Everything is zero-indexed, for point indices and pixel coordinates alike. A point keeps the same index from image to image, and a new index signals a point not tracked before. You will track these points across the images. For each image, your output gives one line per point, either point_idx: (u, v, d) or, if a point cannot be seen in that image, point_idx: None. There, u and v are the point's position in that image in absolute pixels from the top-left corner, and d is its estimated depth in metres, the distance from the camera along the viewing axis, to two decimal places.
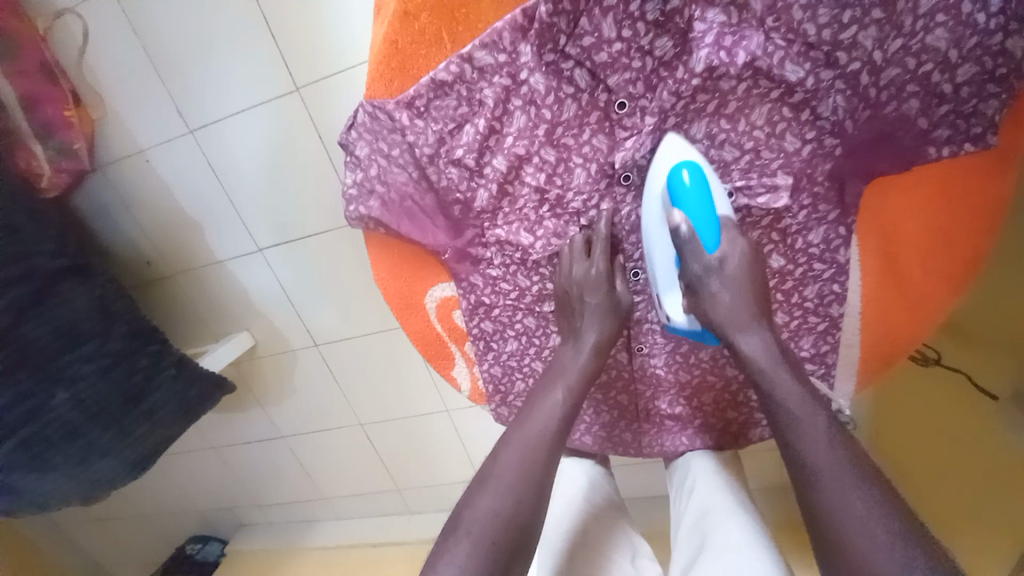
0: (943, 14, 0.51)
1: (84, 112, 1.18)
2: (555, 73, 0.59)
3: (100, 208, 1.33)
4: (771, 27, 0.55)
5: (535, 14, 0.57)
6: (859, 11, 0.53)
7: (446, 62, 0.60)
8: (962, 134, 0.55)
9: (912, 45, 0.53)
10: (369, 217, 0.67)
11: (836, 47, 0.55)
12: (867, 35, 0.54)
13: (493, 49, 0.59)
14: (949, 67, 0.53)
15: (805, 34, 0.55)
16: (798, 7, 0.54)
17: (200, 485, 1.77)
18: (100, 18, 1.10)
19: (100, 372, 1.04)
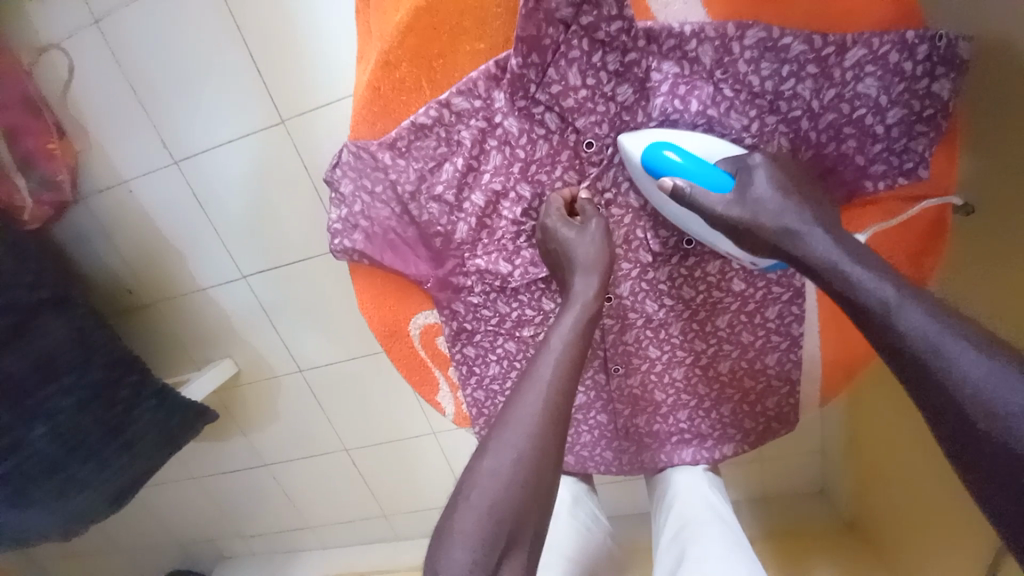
0: (872, 65, 0.57)
1: (67, 144, 1.19)
2: (527, 117, 0.63)
3: (82, 240, 1.34)
4: (720, 78, 0.60)
5: (506, 65, 0.61)
6: (796, 65, 0.58)
7: (426, 108, 0.64)
8: (895, 169, 0.61)
9: (845, 93, 0.59)
10: (353, 249, 0.70)
11: (779, 97, 0.60)
12: (804, 87, 0.59)
13: (469, 96, 0.63)
14: (880, 111, 0.59)
15: (750, 85, 0.60)
16: (743, 61, 0.59)
17: (181, 516, 1.73)
18: (86, 55, 1.13)
19: (78, 405, 1.04)
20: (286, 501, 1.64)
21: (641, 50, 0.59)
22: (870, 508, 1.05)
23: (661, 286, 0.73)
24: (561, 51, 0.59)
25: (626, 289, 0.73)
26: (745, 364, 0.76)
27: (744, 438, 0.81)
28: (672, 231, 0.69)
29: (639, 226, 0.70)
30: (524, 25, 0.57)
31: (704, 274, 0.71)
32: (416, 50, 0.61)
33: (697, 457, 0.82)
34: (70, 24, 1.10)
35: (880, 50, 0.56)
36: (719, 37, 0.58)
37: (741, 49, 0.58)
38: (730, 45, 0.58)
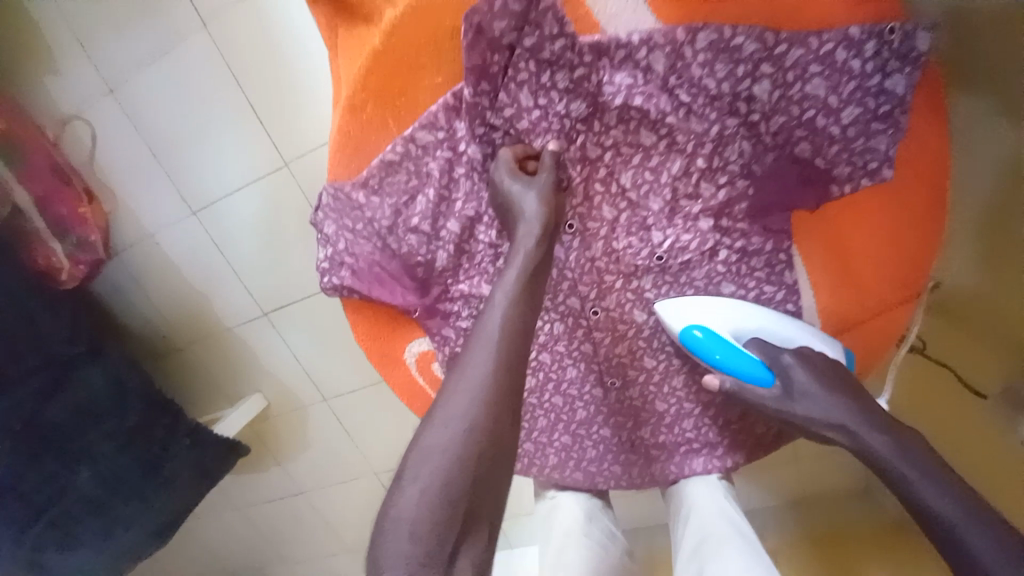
0: (816, 65, 0.56)
1: (96, 207, 1.29)
2: (488, 143, 0.65)
3: (117, 291, 1.44)
4: (675, 84, 0.59)
5: (462, 96, 0.63)
6: (750, 65, 0.57)
7: (392, 144, 0.66)
8: (860, 169, 0.60)
9: (793, 94, 0.58)
10: (342, 285, 0.72)
11: (737, 98, 0.59)
12: (762, 87, 0.58)
13: (431, 129, 0.65)
14: (831, 112, 0.58)
15: (707, 88, 0.59)
16: (696, 65, 0.58)
17: (229, 548, 1.81)
18: (104, 122, 1.22)
19: (119, 447, 1.11)
20: (323, 527, 1.69)
21: (589, 65, 0.60)
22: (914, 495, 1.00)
23: (648, 295, 0.72)
24: (510, 74, 0.60)
25: (612, 301, 0.73)
26: None
27: (757, 444, 0.78)
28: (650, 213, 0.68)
29: (616, 237, 0.70)
30: (470, 56, 0.59)
31: (692, 280, 0.70)
32: (378, 91, 0.63)
33: (708, 466, 0.80)
34: (88, 95, 1.20)
35: (822, 49, 0.56)
36: (669, 43, 0.57)
37: (694, 53, 0.57)
38: (682, 50, 0.57)
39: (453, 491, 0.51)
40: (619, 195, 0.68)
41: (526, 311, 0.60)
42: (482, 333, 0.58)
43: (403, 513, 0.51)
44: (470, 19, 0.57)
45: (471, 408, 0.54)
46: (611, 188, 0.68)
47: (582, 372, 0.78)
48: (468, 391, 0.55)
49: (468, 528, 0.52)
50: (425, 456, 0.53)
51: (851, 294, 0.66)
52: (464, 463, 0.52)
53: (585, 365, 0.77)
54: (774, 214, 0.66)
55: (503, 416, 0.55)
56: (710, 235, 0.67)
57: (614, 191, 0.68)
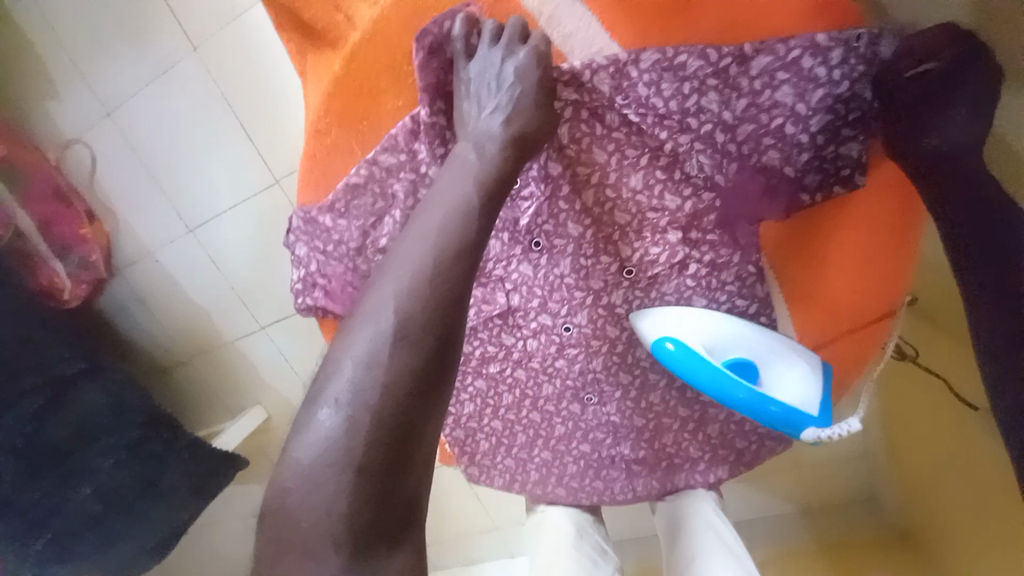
0: (783, 72, 0.56)
1: (98, 226, 1.33)
2: (450, 162, 0.63)
3: (120, 308, 1.47)
4: (623, 103, 0.59)
5: (420, 118, 0.62)
6: (696, 81, 0.57)
7: (356, 168, 0.66)
8: (832, 175, 0.60)
9: (762, 102, 0.57)
10: (317, 306, 0.73)
11: (686, 114, 0.59)
12: (710, 99, 0.58)
13: (393, 151, 0.64)
14: (800, 119, 0.58)
15: (655, 107, 0.59)
16: (642, 84, 0.58)
17: (235, 559, 1.83)
18: (101, 146, 1.26)
19: (118, 463, 1.13)
20: None
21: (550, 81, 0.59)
22: (914, 501, 0.98)
23: (619, 310, 0.71)
24: None
25: (585, 318, 0.71)
26: None
27: (738, 458, 0.77)
28: (613, 227, 0.67)
29: (584, 252, 0.68)
30: (422, 75, 0.59)
31: (662, 295, 0.69)
32: (342, 113, 0.64)
33: (691, 481, 0.79)
34: (87, 122, 1.24)
35: (789, 55, 0.55)
36: (612, 63, 0.57)
37: (639, 72, 0.57)
38: (626, 69, 0.57)
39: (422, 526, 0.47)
40: (583, 211, 0.66)
41: None
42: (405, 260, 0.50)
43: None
44: (423, 41, 0.58)
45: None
46: (574, 206, 0.66)
47: (558, 388, 0.76)
48: (385, 338, 0.44)
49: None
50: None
51: (828, 317, 0.67)
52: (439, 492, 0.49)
53: (561, 381, 0.76)
54: (740, 226, 0.65)
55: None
56: (678, 248, 0.65)
57: (577, 208, 0.66)
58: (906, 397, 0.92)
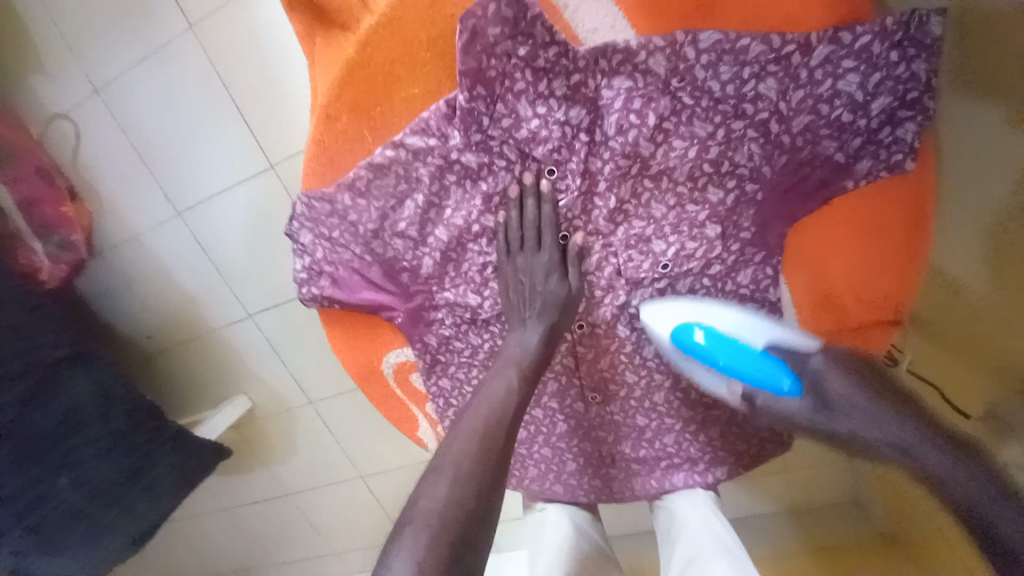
0: (850, 59, 0.55)
1: (81, 206, 1.28)
2: (485, 150, 0.63)
3: (100, 290, 1.41)
4: (677, 87, 0.58)
5: (456, 103, 0.60)
6: (757, 66, 0.57)
7: (382, 148, 0.64)
8: (882, 163, 0.59)
9: (822, 92, 0.57)
10: (322, 295, 0.71)
11: (742, 100, 0.58)
12: (768, 86, 0.57)
13: (423, 134, 0.62)
14: (860, 106, 0.57)
15: (711, 91, 0.58)
16: (700, 67, 0.57)
17: (211, 549, 1.79)
18: (87, 119, 1.20)
19: (99, 453, 1.09)
20: (307, 530, 1.68)
21: (584, 72, 0.58)
22: (902, 506, 1.00)
23: (632, 310, 0.70)
24: (507, 83, 0.59)
25: (599, 316, 0.71)
26: None
27: (737, 460, 0.78)
28: (647, 221, 0.66)
29: (614, 251, 0.67)
30: (464, 59, 0.56)
31: (676, 295, 0.69)
32: (354, 100, 0.62)
33: (689, 481, 0.79)
34: (74, 96, 1.18)
35: (855, 44, 0.55)
36: (670, 45, 0.56)
37: (697, 53, 0.56)
38: (683, 51, 0.56)
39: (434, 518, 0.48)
40: (616, 208, 0.65)
41: None
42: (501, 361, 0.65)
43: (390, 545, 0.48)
44: (466, 23, 0.55)
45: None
46: (608, 203, 0.65)
47: (564, 385, 0.76)
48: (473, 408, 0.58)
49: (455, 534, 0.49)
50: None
51: (826, 312, 0.68)
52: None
53: (567, 378, 0.75)
54: (770, 227, 0.65)
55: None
56: (716, 243, 0.65)
57: (611, 205, 0.65)
58: None
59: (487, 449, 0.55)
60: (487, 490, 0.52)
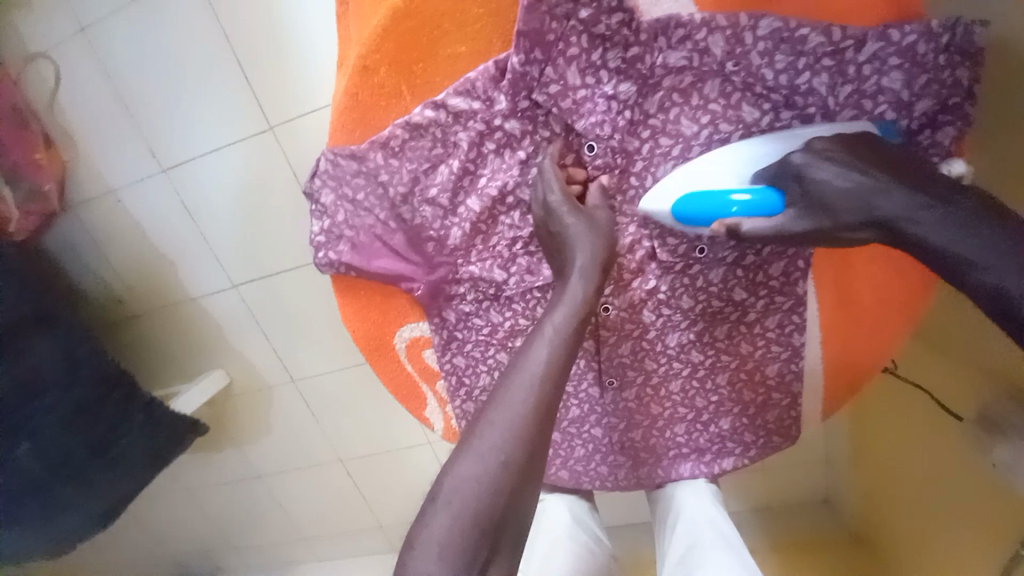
0: (896, 57, 0.55)
1: (55, 154, 1.17)
2: (531, 118, 0.61)
3: (69, 246, 1.31)
4: (731, 70, 0.57)
5: (507, 65, 0.58)
6: (812, 58, 0.56)
7: (421, 107, 0.61)
8: None
9: (866, 88, 0.56)
10: (339, 261, 0.67)
11: (794, 92, 0.58)
12: (820, 81, 0.57)
13: (468, 97, 0.60)
14: (904, 106, 0.56)
15: (764, 79, 0.57)
16: (756, 53, 0.56)
17: (174, 530, 1.72)
18: (70, 58, 1.10)
19: (63, 423, 0.99)
20: (280, 513, 1.62)
21: (644, 45, 0.57)
22: (875, 511, 1.03)
23: (660, 296, 0.70)
24: (560, 45, 0.56)
25: (624, 300, 0.70)
26: (744, 375, 0.73)
27: (745, 452, 0.79)
28: None
29: (649, 235, 0.66)
30: (525, 19, 0.54)
31: (707, 284, 0.69)
32: (395, 54, 0.59)
33: (696, 472, 0.80)
34: (60, 34, 1.09)
35: (903, 42, 0.54)
36: (731, 26, 0.55)
37: (755, 39, 0.55)
38: (742, 35, 0.55)
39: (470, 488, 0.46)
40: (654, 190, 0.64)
41: None
42: (525, 361, 0.54)
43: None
44: None
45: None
46: (647, 183, 0.63)
47: (582, 368, 0.75)
48: None
49: (488, 512, 0.47)
50: None
51: (851, 325, 0.70)
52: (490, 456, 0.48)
53: (585, 361, 0.75)
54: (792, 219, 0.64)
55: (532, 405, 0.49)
56: None
57: (649, 186, 0.63)
58: (879, 410, 0.96)
59: (518, 427, 0.50)
60: (520, 477, 0.49)
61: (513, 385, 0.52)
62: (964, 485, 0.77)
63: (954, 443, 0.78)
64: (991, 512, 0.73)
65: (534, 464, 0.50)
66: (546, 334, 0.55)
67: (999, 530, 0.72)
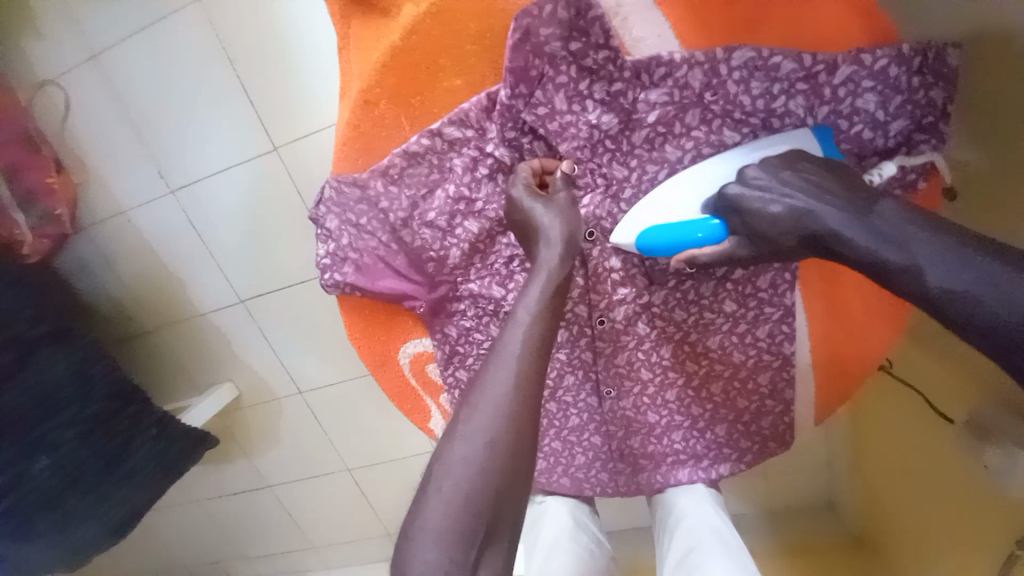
0: (870, 80, 0.57)
1: (66, 178, 1.21)
2: (518, 147, 0.64)
3: (80, 266, 1.35)
4: (710, 101, 0.60)
5: (497, 97, 0.61)
6: (786, 84, 0.59)
7: (417, 136, 0.64)
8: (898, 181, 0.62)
9: (842, 109, 0.59)
10: (344, 282, 0.70)
11: (771, 114, 0.61)
12: (797, 104, 0.60)
13: (461, 125, 0.63)
14: (879, 125, 0.59)
15: (742, 105, 0.60)
16: (732, 82, 0.59)
17: (187, 541, 1.75)
18: (79, 86, 1.14)
19: (79, 437, 1.03)
20: (290, 523, 1.65)
21: (627, 81, 0.60)
22: (874, 511, 1.04)
23: (654, 308, 0.72)
24: (548, 74, 0.59)
25: (620, 313, 0.72)
26: (738, 383, 0.76)
27: (741, 457, 0.81)
28: None
29: (639, 251, 0.69)
30: (512, 56, 0.58)
31: (698, 296, 0.71)
32: (395, 87, 0.62)
33: (694, 477, 0.82)
34: (68, 63, 1.13)
35: (876, 66, 0.57)
36: (709, 61, 0.58)
37: (729, 70, 0.58)
38: (718, 68, 0.58)
39: (471, 501, 0.49)
40: None
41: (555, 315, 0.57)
42: (503, 351, 0.55)
43: (428, 522, 0.49)
44: (518, 20, 0.56)
45: (501, 433, 0.51)
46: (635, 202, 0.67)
47: (579, 380, 0.77)
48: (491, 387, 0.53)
49: (488, 523, 0.50)
50: (441, 471, 0.51)
51: (841, 335, 0.73)
52: (489, 470, 0.50)
53: (583, 373, 0.77)
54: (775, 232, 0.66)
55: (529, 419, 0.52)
56: None
57: None
58: (874, 412, 0.98)
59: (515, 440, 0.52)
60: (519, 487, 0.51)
61: (498, 374, 0.54)
62: (958, 484, 0.79)
63: (947, 443, 0.79)
64: (984, 509, 0.74)
65: (532, 475, 0.53)
66: (519, 319, 0.56)
67: (993, 527, 0.73)
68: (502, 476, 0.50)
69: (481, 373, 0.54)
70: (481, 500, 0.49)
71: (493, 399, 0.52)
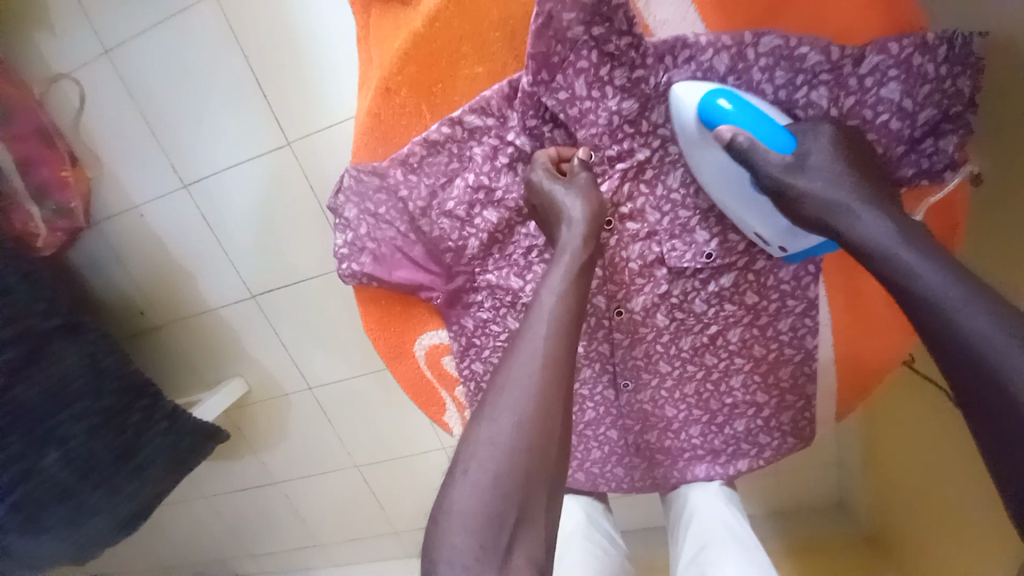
0: (895, 69, 0.57)
1: (80, 171, 1.21)
2: (538, 137, 0.64)
3: (93, 260, 1.35)
4: (734, 85, 0.59)
5: (519, 84, 0.61)
6: (810, 75, 0.58)
7: (438, 124, 0.64)
8: (925, 172, 0.60)
9: (867, 98, 0.58)
10: (362, 273, 0.70)
11: (793, 106, 0.60)
12: (819, 95, 0.59)
13: (482, 114, 0.63)
14: (907, 115, 0.58)
15: (764, 94, 0.60)
16: (757, 69, 0.58)
17: (195, 536, 1.75)
18: (94, 79, 1.15)
19: (91, 429, 1.03)
20: (297, 519, 1.65)
21: (649, 67, 0.59)
22: (888, 511, 1.03)
23: (673, 299, 0.71)
24: (570, 60, 0.59)
25: (639, 304, 0.72)
26: (758, 376, 0.75)
27: (759, 454, 0.80)
28: (693, 210, 0.67)
29: (659, 241, 0.69)
30: (535, 42, 0.57)
31: (718, 287, 0.71)
32: (416, 76, 0.62)
33: (711, 473, 0.81)
34: (83, 56, 1.13)
35: (902, 54, 0.56)
36: (736, 44, 0.58)
37: (756, 55, 0.58)
38: (745, 51, 0.58)
39: (491, 490, 0.48)
40: (663, 197, 0.67)
41: (575, 304, 0.56)
42: (528, 341, 0.54)
43: (448, 511, 0.49)
44: (543, 5, 0.55)
45: (522, 422, 0.51)
46: (655, 190, 0.67)
47: (596, 372, 0.77)
48: (512, 376, 0.52)
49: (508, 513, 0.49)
50: (461, 460, 0.51)
51: (860, 331, 0.71)
52: (510, 460, 0.49)
53: (600, 365, 0.76)
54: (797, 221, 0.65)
55: (549, 409, 0.51)
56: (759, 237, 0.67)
57: (659, 193, 0.67)
58: (888, 411, 0.97)
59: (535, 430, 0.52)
60: (539, 477, 0.50)
61: (518, 362, 0.53)
62: (970, 484, 0.78)
63: (960, 442, 0.78)
64: (995, 508, 0.73)
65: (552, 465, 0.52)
66: (545, 308, 0.55)
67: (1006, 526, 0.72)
68: (523, 466, 0.50)
69: (508, 355, 0.54)
70: (503, 490, 0.48)
71: (514, 387, 0.52)
